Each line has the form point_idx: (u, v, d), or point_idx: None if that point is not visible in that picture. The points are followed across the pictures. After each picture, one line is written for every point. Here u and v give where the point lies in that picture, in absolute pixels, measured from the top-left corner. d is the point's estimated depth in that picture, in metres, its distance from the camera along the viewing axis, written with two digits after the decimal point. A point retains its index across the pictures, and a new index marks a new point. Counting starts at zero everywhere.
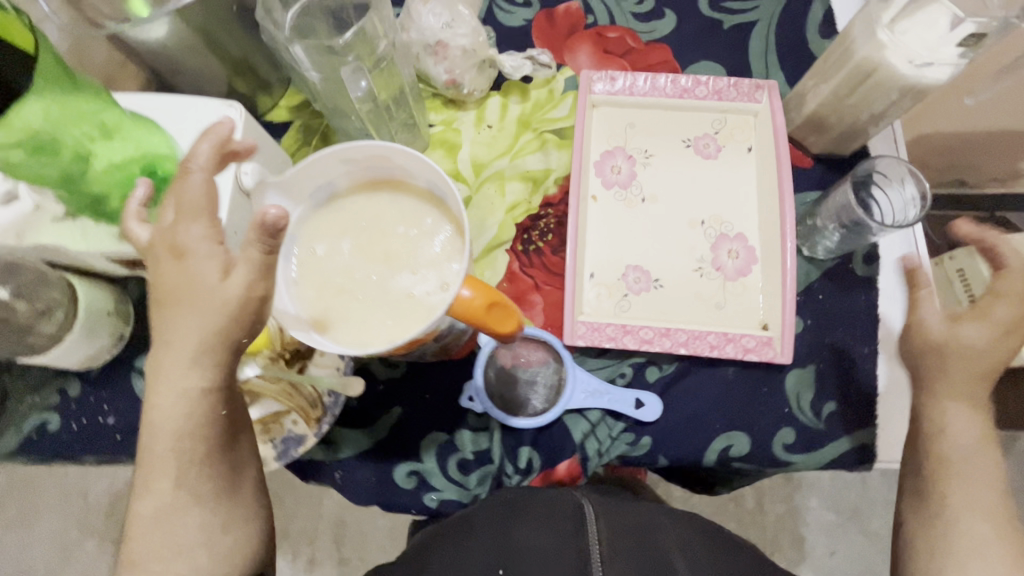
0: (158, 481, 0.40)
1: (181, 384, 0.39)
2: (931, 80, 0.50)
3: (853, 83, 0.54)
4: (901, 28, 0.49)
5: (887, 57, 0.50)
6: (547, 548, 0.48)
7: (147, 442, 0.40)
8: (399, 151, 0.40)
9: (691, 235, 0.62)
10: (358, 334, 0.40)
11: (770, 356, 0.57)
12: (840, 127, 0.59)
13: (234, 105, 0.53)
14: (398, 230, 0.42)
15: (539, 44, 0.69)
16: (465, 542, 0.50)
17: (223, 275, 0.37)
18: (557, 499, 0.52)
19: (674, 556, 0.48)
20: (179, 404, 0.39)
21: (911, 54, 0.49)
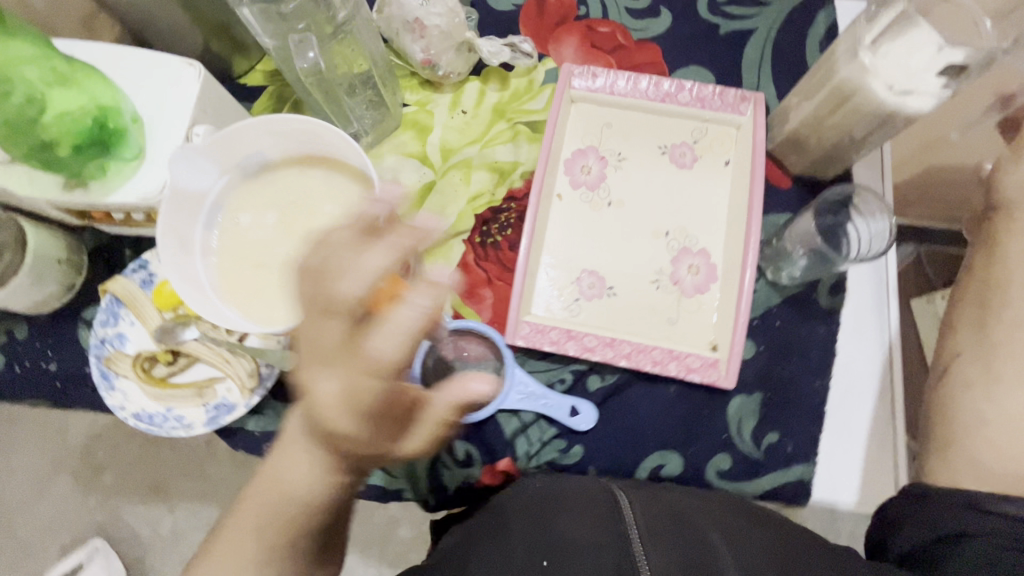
0: (244, 544, 0.38)
1: (303, 477, 0.36)
2: (911, 110, 0.48)
3: (832, 104, 0.52)
4: (883, 51, 0.47)
5: (867, 82, 0.48)
6: (588, 537, 0.46)
7: (255, 504, 0.38)
8: (327, 129, 0.39)
9: (654, 246, 0.60)
10: (269, 311, 0.40)
11: (714, 378, 0.55)
12: (820, 149, 0.57)
13: (194, 64, 0.52)
14: (325, 209, 0.42)
15: (526, 32, 0.67)
16: (502, 540, 0.47)
17: (401, 439, 0.34)
18: (586, 487, 0.50)
19: (713, 533, 0.46)
20: (305, 486, 0.36)
21: (891, 80, 0.47)
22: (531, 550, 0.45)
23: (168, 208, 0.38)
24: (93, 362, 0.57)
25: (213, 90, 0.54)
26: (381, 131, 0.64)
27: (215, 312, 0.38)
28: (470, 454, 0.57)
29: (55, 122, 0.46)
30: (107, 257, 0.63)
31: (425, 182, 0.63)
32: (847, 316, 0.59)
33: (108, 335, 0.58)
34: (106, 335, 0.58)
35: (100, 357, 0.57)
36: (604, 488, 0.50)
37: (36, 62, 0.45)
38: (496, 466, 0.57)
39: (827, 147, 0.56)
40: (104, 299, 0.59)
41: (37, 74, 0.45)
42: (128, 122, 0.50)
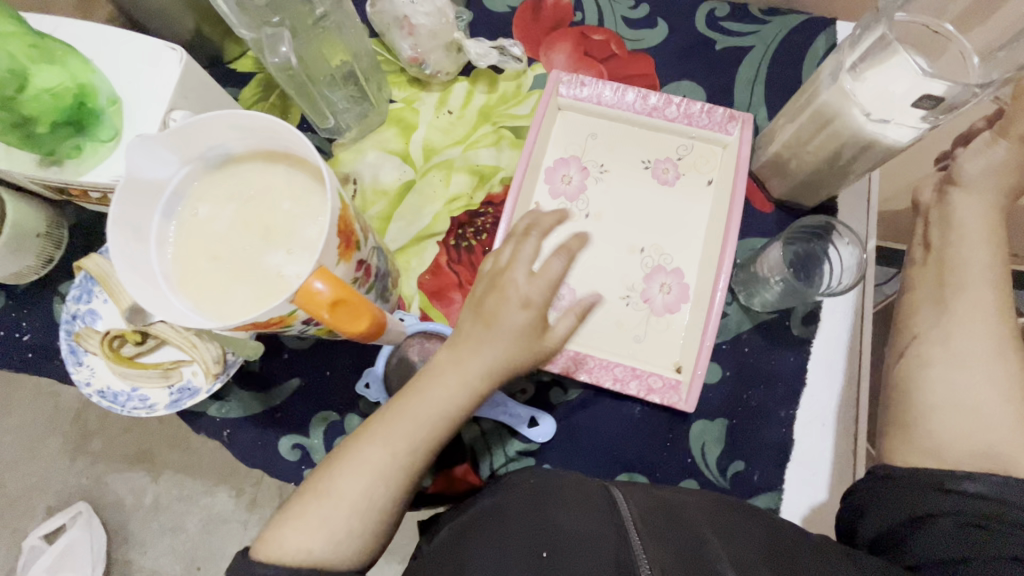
0: (354, 476, 0.41)
1: (438, 403, 0.41)
2: (889, 138, 0.47)
3: (815, 126, 0.51)
4: (863, 78, 0.45)
5: (845, 107, 0.47)
6: (586, 528, 0.42)
7: (376, 432, 0.41)
8: (288, 129, 0.38)
9: (628, 261, 0.59)
10: (219, 304, 0.40)
11: (673, 401, 0.54)
12: (801, 173, 0.56)
13: (176, 49, 0.53)
14: (283, 206, 0.41)
15: (518, 36, 0.67)
16: (497, 530, 0.44)
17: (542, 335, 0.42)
18: (583, 486, 0.48)
19: (706, 529, 0.43)
20: (441, 405, 0.41)
21: (866, 109, 0.46)
22: (527, 541, 0.42)
23: (122, 195, 0.38)
24: (64, 337, 0.58)
25: (195, 74, 0.55)
26: (365, 126, 0.64)
27: (163, 301, 0.38)
28: None
29: (34, 98, 0.46)
30: (87, 233, 0.64)
31: (405, 180, 0.63)
32: (819, 347, 0.58)
33: (80, 311, 0.59)
34: (78, 311, 0.59)
35: (71, 332, 0.58)
36: (602, 489, 0.48)
37: (15, 37, 0.46)
38: (453, 471, 0.56)
39: (807, 173, 0.55)
40: (78, 276, 0.59)
41: (19, 48, 0.46)
42: (104, 103, 0.50)
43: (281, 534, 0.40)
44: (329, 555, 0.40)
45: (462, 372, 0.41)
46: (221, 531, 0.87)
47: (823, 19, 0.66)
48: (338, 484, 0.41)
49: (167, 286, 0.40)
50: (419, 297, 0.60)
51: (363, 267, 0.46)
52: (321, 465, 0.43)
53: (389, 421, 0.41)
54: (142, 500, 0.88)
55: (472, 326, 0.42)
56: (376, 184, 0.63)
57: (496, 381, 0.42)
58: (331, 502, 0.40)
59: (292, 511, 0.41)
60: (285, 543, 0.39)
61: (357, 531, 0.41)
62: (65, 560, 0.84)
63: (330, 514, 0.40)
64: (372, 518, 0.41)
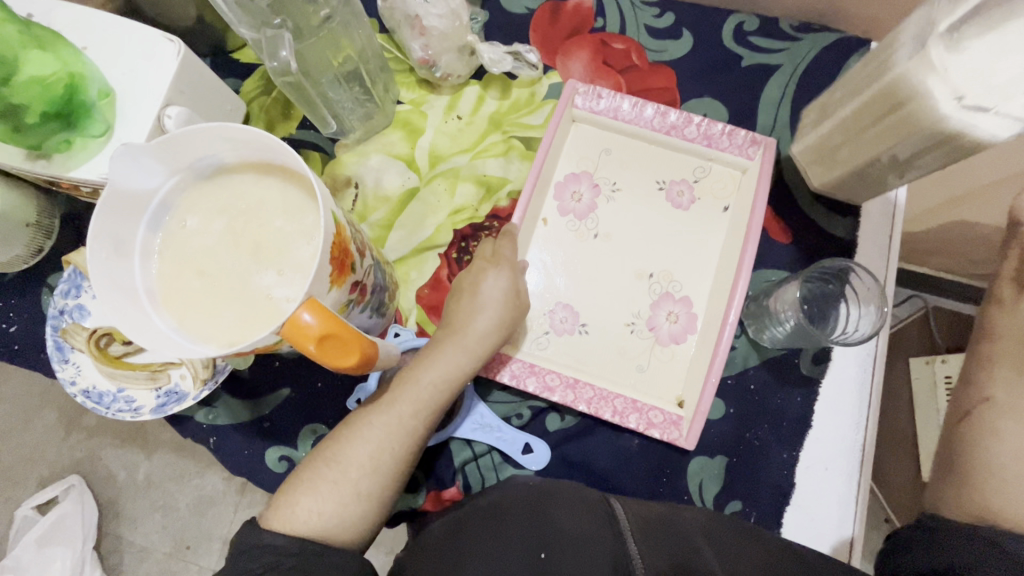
0: (357, 446, 0.45)
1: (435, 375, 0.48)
2: (979, 131, 0.40)
3: (881, 109, 0.44)
4: (967, 47, 0.38)
5: (930, 84, 0.40)
6: (584, 529, 0.43)
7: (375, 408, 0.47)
8: (283, 146, 0.36)
9: (635, 286, 0.57)
10: (202, 325, 0.38)
11: (673, 437, 0.53)
12: (850, 163, 0.52)
13: (174, 41, 0.50)
14: (275, 223, 0.39)
15: (534, 41, 0.64)
16: (497, 526, 0.45)
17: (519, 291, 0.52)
18: (583, 493, 0.49)
19: (701, 542, 0.43)
20: (438, 370, 0.48)
21: (959, 89, 0.39)
22: (527, 538, 0.43)
23: (103, 208, 0.36)
24: (50, 332, 0.56)
25: (193, 67, 0.52)
26: (370, 128, 0.61)
27: (143, 323, 0.36)
28: (417, 480, 0.56)
29: (24, 86, 0.44)
30: (78, 224, 0.62)
31: (408, 187, 0.61)
32: (827, 388, 0.56)
33: (67, 306, 0.57)
34: (66, 306, 0.57)
35: (57, 328, 0.56)
36: (601, 498, 0.49)
37: (6, 21, 0.43)
38: (443, 494, 0.55)
39: (859, 162, 0.51)
40: (67, 269, 0.58)
41: (11, 33, 0.43)
42: (95, 96, 0.48)
43: (293, 502, 0.43)
44: (334, 522, 0.43)
45: (455, 339, 0.49)
46: (211, 514, 0.78)
47: (857, 40, 0.62)
48: (347, 452, 0.45)
49: (149, 303, 0.38)
50: (417, 311, 0.58)
51: (358, 287, 0.43)
52: (326, 442, 0.47)
53: (395, 395, 0.47)
54: (134, 477, 0.78)
55: (455, 309, 0.51)
56: (378, 189, 0.61)
57: (489, 342, 0.50)
58: (341, 469, 0.45)
59: (302, 481, 0.44)
60: (296, 510, 0.43)
61: (363, 494, 0.44)
62: (57, 531, 0.75)
63: (338, 482, 0.44)
64: (377, 480, 0.45)
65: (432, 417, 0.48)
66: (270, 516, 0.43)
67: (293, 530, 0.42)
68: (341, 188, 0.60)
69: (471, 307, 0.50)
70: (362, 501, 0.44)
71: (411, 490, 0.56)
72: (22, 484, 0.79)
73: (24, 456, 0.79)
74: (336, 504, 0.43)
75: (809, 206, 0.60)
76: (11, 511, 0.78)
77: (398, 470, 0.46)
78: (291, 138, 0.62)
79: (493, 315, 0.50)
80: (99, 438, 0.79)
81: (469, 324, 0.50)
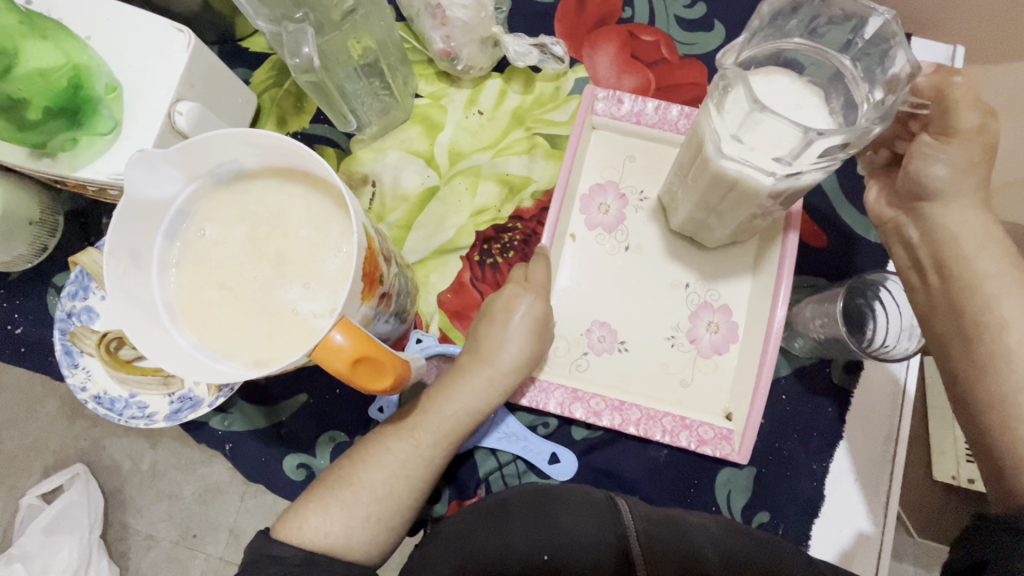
0: (374, 467, 0.45)
1: (463, 404, 0.48)
2: (810, 179, 0.40)
3: (718, 191, 0.44)
4: (750, 140, 0.38)
5: (747, 174, 0.40)
6: (588, 542, 0.42)
7: (395, 431, 0.47)
8: (308, 151, 0.34)
9: (671, 298, 0.56)
10: (226, 341, 0.36)
11: (726, 452, 0.52)
12: (724, 229, 0.50)
13: (184, 31, 0.47)
14: (300, 233, 0.37)
15: (559, 32, 0.61)
16: (500, 535, 0.43)
17: (545, 313, 0.50)
18: (587, 493, 0.47)
19: (706, 548, 0.41)
20: (468, 398, 0.48)
21: (772, 167, 0.38)
22: (529, 552, 0.42)
23: (119, 217, 0.33)
24: (59, 336, 0.54)
25: (205, 60, 0.49)
26: (387, 123, 0.59)
27: (163, 342, 0.34)
28: (439, 488, 0.55)
29: (25, 79, 0.41)
30: (81, 221, 0.59)
31: (428, 186, 0.58)
32: (860, 398, 0.55)
33: (76, 308, 0.55)
34: (74, 308, 0.55)
35: (65, 332, 0.54)
36: (605, 497, 0.46)
37: (5, 11, 0.40)
38: (465, 503, 0.54)
39: (733, 227, 0.49)
40: (74, 271, 0.55)
41: (9, 21, 0.40)
42: (101, 90, 0.45)
43: (302, 518, 0.43)
44: (341, 542, 0.42)
45: (483, 364, 0.49)
46: (218, 503, 0.75)
47: None
48: (361, 473, 0.45)
49: (169, 319, 0.36)
50: (439, 316, 0.56)
51: (384, 298, 0.42)
52: (342, 458, 0.47)
53: (417, 421, 0.47)
54: (139, 466, 0.75)
55: (480, 332, 0.51)
56: (396, 188, 0.58)
57: (515, 374, 0.49)
58: (354, 491, 0.44)
59: (314, 499, 0.44)
60: (305, 527, 0.42)
61: (375, 518, 0.44)
62: (64, 519, 0.73)
63: (350, 503, 0.44)
64: (389, 504, 0.45)
65: (455, 436, 0.48)
66: (280, 530, 0.43)
67: (301, 545, 0.41)
68: (357, 187, 0.58)
69: (499, 328, 0.50)
70: (371, 524, 0.44)
71: (433, 499, 0.55)
72: (27, 472, 0.76)
73: (30, 445, 0.76)
74: (344, 522, 0.43)
75: (842, 208, 0.58)
76: (16, 501, 0.76)
77: (413, 487, 0.46)
78: (305, 132, 0.60)
79: (523, 346, 0.49)
80: (100, 428, 0.75)
81: (497, 355, 0.49)
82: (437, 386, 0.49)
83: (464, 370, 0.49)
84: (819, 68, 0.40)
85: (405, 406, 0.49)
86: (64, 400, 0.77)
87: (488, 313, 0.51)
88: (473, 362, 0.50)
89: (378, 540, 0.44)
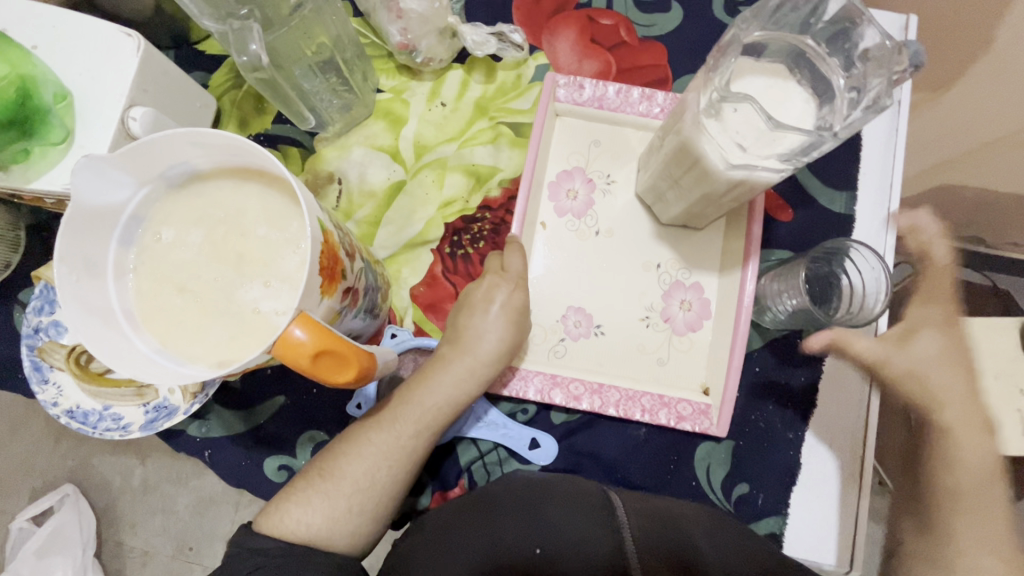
0: (354, 463, 0.45)
1: (442, 397, 0.48)
2: None
3: (719, 190, 0.44)
4: (750, 146, 0.38)
5: (758, 173, 0.39)
6: (579, 525, 0.42)
7: (374, 425, 0.47)
8: (257, 148, 0.33)
9: (644, 279, 0.56)
10: (189, 344, 0.36)
11: (705, 426, 0.53)
12: (711, 212, 0.50)
13: (132, 35, 0.47)
14: (257, 232, 0.37)
15: (518, 20, 0.61)
16: (491, 519, 0.43)
17: (518, 300, 0.51)
18: (580, 487, 0.47)
19: (701, 540, 0.41)
20: (446, 389, 0.48)
21: (779, 166, 0.38)
22: (520, 532, 0.42)
23: (68, 225, 0.33)
24: (26, 352, 0.53)
25: (157, 65, 0.49)
26: (350, 120, 0.58)
27: (123, 348, 0.34)
28: (423, 481, 0.55)
29: None
30: (45, 235, 0.58)
31: (394, 180, 0.58)
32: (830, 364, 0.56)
33: (42, 323, 0.54)
34: (40, 323, 0.54)
35: (33, 347, 0.53)
36: (599, 492, 0.47)
37: None
38: (448, 494, 0.55)
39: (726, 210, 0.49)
40: (38, 285, 0.54)
41: None
42: (50, 100, 0.44)
43: (284, 510, 0.43)
44: (323, 533, 0.42)
45: (462, 355, 0.49)
46: (212, 514, 0.74)
47: None
48: (342, 466, 0.45)
49: (128, 326, 0.35)
50: (413, 310, 0.56)
51: (350, 293, 0.41)
52: (325, 454, 0.47)
53: (398, 414, 0.47)
54: (130, 482, 0.75)
55: (458, 326, 0.51)
56: (363, 185, 0.58)
57: (494, 364, 0.50)
58: (335, 483, 0.44)
59: (296, 491, 0.44)
60: (287, 518, 0.42)
61: (357, 509, 0.44)
62: (56, 541, 0.72)
63: (332, 496, 0.44)
64: (372, 496, 0.45)
65: (436, 428, 0.48)
66: (263, 522, 0.43)
67: (284, 537, 0.41)
68: (324, 186, 0.58)
69: (474, 318, 0.50)
70: (354, 515, 0.44)
71: (417, 492, 0.55)
72: (13, 497, 0.75)
73: (16, 469, 0.75)
74: (327, 514, 0.43)
75: (807, 180, 0.59)
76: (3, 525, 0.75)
77: (394, 481, 0.46)
78: (267, 133, 0.59)
79: (500, 336, 0.50)
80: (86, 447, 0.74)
81: (474, 347, 0.49)
82: (418, 379, 0.49)
83: (441, 361, 0.50)
84: (777, 51, 0.40)
85: (384, 400, 0.49)
86: (48, 422, 0.76)
87: (464, 304, 0.52)
88: (450, 353, 0.50)
89: (364, 531, 0.44)
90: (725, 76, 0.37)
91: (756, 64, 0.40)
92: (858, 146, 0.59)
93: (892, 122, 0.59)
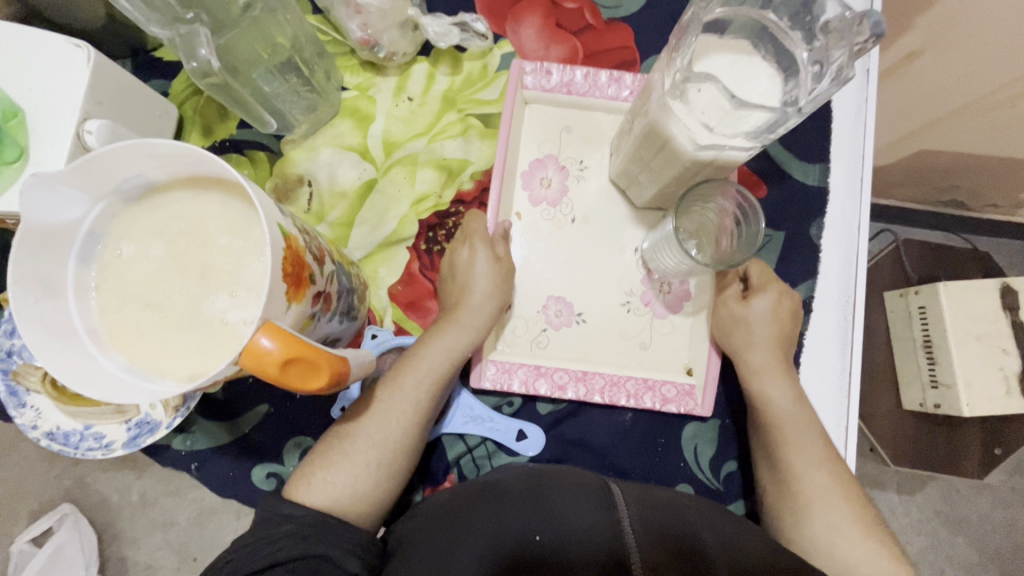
0: (366, 420, 0.47)
1: (443, 347, 0.50)
2: None
3: (693, 170, 0.44)
4: (710, 120, 0.38)
5: (726, 148, 0.39)
6: (581, 514, 0.40)
7: (385, 382, 0.49)
8: (211, 157, 0.33)
9: (622, 263, 0.56)
10: (158, 359, 0.35)
11: (690, 407, 0.53)
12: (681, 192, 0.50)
13: (81, 46, 0.45)
14: (220, 241, 0.36)
15: (480, 9, 0.60)
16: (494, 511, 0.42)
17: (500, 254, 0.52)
18: (582, 480, 0.46)
19: (705, 533, 0.40)
20: (445, 340, 0.50)
21: (743, 137, 0.38)
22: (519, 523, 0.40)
23: (21, 245, 0.32)
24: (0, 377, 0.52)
25: (110, 74, 0.48)
26: (316, 120, 0.57)
27: (89, 367, 0.33)
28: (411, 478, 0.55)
29: None
30: None
31: (365, 179, 0.58)
32: (814, 337, 0.56)
33: (15, 346, 0.53)
34: (13, 346, 0.53)
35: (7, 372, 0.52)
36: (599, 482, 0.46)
37: None
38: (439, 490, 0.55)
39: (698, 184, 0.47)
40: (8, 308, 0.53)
41: None
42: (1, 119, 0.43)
43: (309, 475, 0.45)
44: (347, 491, 0.44)
45: (460, 308, 0.51)
46: (210, 524, 0.74)
47: None
48: (358, 425, 0.47)
49: (94, 345, 0.35)
50: (393, 309, 0.56)
51: (322, 297, 0.41)
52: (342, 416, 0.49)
53: (402, 370, 0.49)
54: (127, 498, 0.74)
55: (455, 292, 0.52)
56: (333, 185, 0.57)
57: (490, 313, 0.51)
58: (352, 441, 0.46)
59: (316, 458, 0.46)
60: (312, 480, 0.44)
61: (374, 463, 0.46)
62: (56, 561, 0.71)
63: (350, 454, 0.46)
64: (386, 450, 0.46)
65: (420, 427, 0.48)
66: (290, 490, 0.44)
67: (306, 499, 0.43)
68: (294, 188, 0.57)
69: (463, 271, 0.52)
70: (375, 471, 0.46)
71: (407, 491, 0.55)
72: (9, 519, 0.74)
73: (8, 493, 0.74)
74: (350, 472, 0.45)
75: (780, 155, 0.58)
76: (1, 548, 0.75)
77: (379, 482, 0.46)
78: (233, 139, 0.58)
79: (489, 286, 0.51)
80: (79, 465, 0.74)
81: (468, 297, 0.51)
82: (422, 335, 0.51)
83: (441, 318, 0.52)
84: (741, 26, 0.40)
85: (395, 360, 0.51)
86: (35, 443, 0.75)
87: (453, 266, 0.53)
88: (448, 309, 0.52)
89: (382, 486, 0.46)
90: (686, 56, 0.36)
91: (720, 40, 0.39)
92: (830, 117, 0.59)
93: (863, 91, 0.58)
